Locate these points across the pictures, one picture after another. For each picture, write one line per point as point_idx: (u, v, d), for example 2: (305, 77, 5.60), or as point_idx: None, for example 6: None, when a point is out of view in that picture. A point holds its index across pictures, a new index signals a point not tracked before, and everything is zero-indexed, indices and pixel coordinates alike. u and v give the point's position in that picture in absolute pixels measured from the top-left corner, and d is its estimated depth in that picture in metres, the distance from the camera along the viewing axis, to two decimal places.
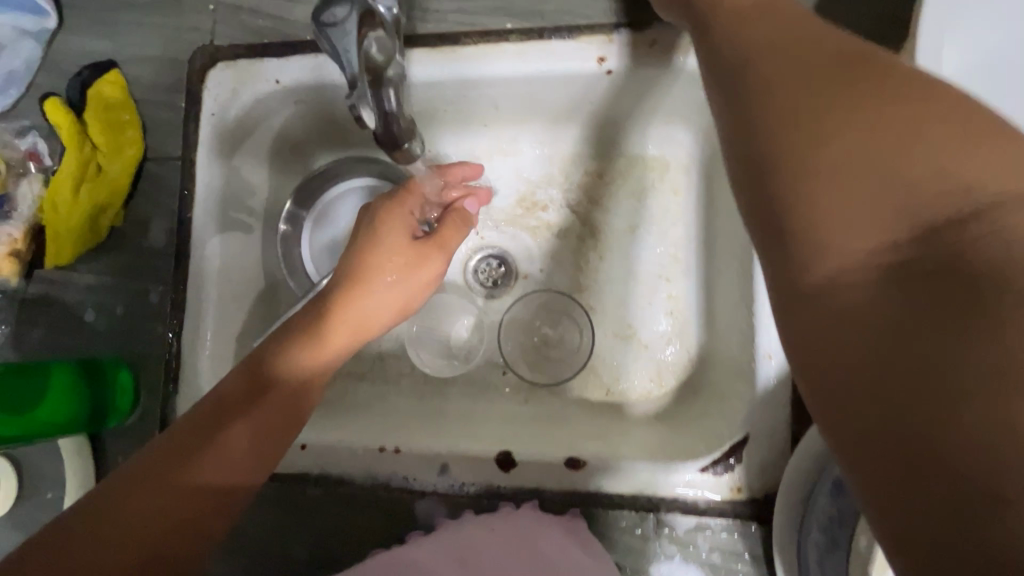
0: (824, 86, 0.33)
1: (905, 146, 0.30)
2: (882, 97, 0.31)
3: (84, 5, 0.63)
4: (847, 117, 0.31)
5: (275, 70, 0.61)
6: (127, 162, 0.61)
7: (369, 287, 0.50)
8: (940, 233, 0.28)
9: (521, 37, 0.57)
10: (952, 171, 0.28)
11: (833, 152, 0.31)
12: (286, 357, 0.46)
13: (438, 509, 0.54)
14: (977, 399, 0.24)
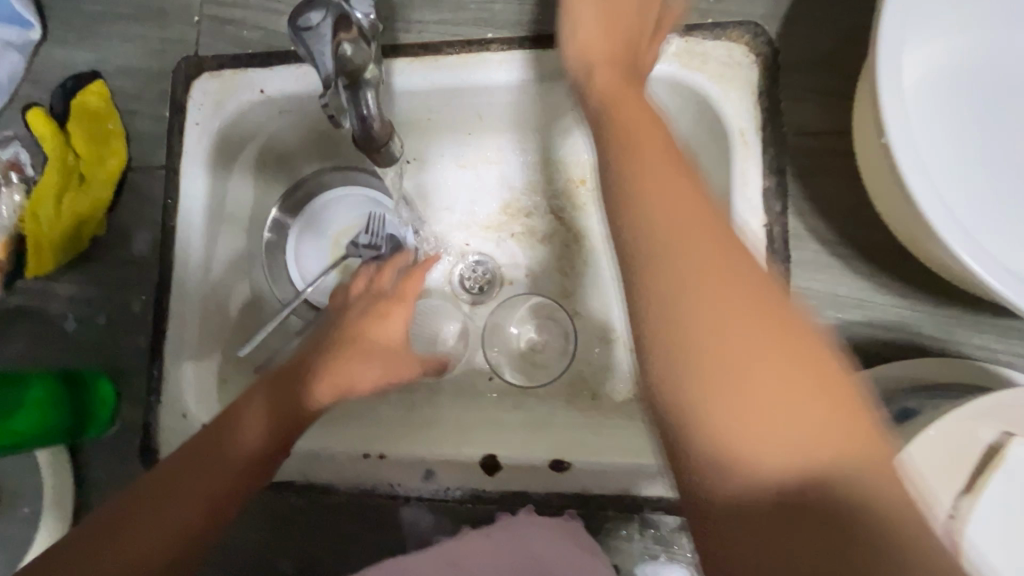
0: (700, 253, 0.29)
1: (781, 361, 0.27)
2: (748, 280, 0.29)
3: (69, 17, 0.64)
4: (719, 307, 0.28)
5: (259, 80, 0.61)
6: (110, 171, 0.61)
7: (362, 360, 0.48)
8: (827, 478, 0.25)
9: (501, 46, 0.58)
10: (831, 412, 0.26)
11: (702, 351, 0.27)
12: (308, 393, 0.46)
13: (426, 515, 0.55)
14: None
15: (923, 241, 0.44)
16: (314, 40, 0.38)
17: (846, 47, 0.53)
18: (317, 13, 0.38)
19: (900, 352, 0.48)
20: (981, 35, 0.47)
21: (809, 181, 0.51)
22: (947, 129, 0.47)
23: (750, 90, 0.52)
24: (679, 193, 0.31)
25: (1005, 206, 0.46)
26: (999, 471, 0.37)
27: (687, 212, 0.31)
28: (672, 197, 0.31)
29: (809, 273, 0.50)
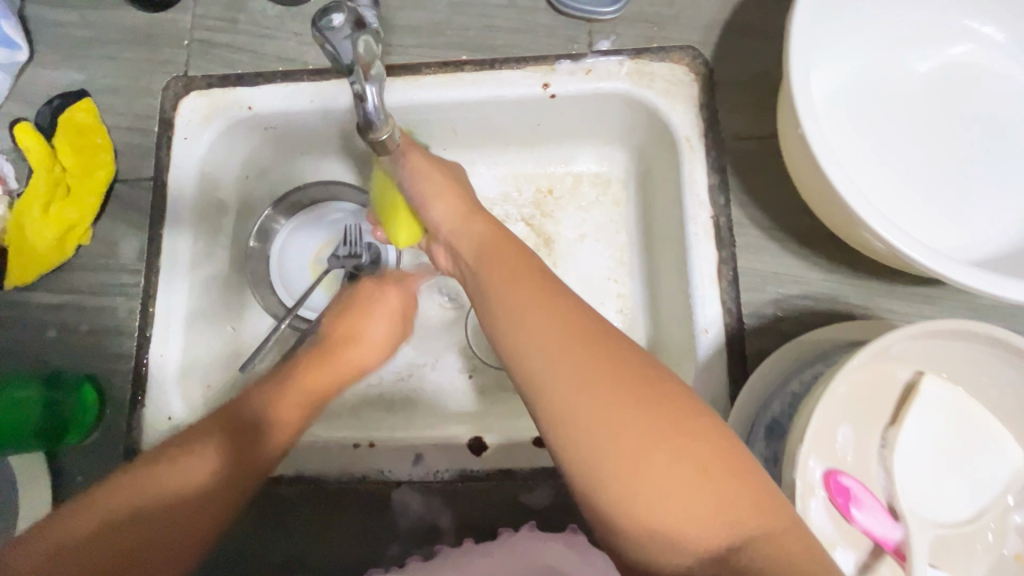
0: (582, 361, 0.39)
1: (668, 429, 0.36)
2: (628, 377, 0.38)
3: (58, 40, 0.67)
4: (609, 406, 0.37)
5: (247, 98, 0.66)
6: (96, 183, 0.62)
7: (323, 370, 0.56)
8: (733, 509, 0.34)
9: (474, 68, 0.64)
10: (714, 460, 0.35)
11: (607, 444, 0.36)
12: (272, 405, 0.51)
13: (413, 497, 0.55)
14: None
15: (841, 223, 0.52)
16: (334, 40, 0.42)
17: (772, 67, 0.61)
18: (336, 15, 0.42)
19: (834, 318, 0.55)
20: (877, 55, 0.56)
21: (746, 177, 0.59)
22: (857, 132, 0.55)
23: (692, 106, 0.61)
24: (558, 321, 0.41)
25: (911, 192, 0.54)
26: (915, 404, 0.44)
27: (571, 334, 0.41)
28: (556, 325, 0.41)
29: (751, 255, 0.57)
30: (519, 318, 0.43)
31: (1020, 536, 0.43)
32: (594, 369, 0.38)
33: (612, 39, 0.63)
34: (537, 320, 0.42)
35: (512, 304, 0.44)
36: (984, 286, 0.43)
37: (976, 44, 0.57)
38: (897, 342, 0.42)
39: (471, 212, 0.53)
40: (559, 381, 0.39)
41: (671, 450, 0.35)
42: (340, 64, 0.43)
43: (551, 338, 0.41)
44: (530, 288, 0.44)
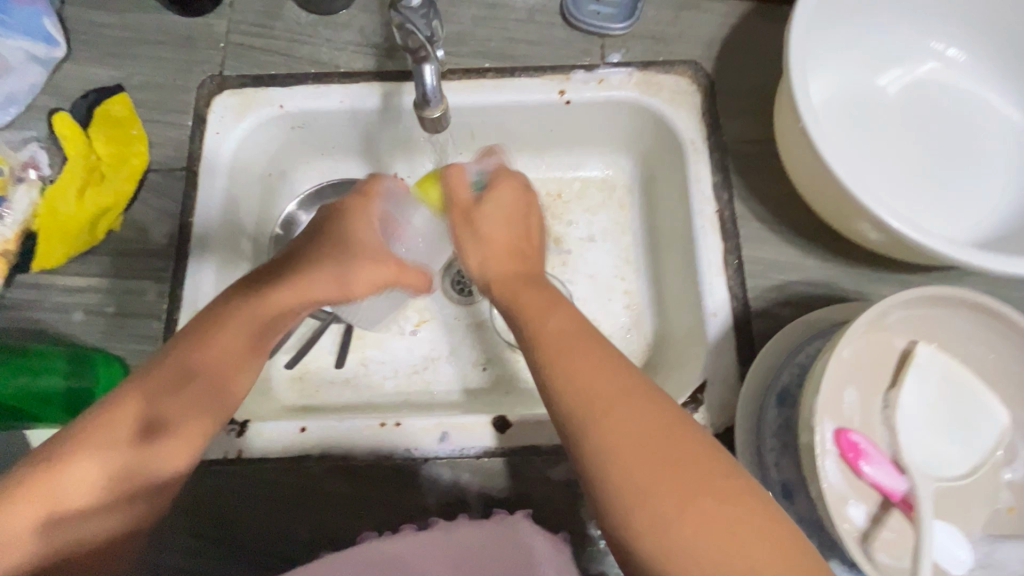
0: (595, 386, 0.42)
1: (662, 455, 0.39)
2: (665, 433, 0.40)
3: (96, 40, 0.70)
4: (643, 455, 0.39)
5: (279, 97, 0.69)
6: (132, 170, 0.65)
7: (233, 347, 0.51)
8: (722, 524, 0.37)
9: (495, 75, 0.70)
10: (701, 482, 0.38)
11: (641, 488, 0.38)
12: (171, 424, 0.47)
13: (442, 472, 0.57)
14: None
15: (836, 214, 0.57)
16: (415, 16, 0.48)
17: (767, 81, 0.68)
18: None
19: (831, 302, 0.60)
20: (858, 71, 0.63)
21: (747, 176, 0.65)
22: (845, 137, 0.62)
23: (696, 113, 0.68)
24: (600, 378, 0.43)
25: (894, 190, 0.60)
26: (911, 369, 0.48)
27: (602, 368, 0.43)
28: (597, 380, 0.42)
29: (755, 245, 0.62)
30: (562, 372, 0.44)
31: (1011, 491, 0.47)
32: (631, 423, 0.40)
33: (622, 52, 0.70)
34: (576, 375, 0.43)
35: (558, 358, 0.44)
36: (970, 259, 0.48)
37: (942, 64, 0.65)
38: (894, 310, 0.47)
39: (512, 258, 0.56)
40: (598, 431, 0.40)
41: (703, 498, 0.38)
42: (420, 36, 0.48)
43: (592, 396, 0.42)
44: (571, 345, 0.45)
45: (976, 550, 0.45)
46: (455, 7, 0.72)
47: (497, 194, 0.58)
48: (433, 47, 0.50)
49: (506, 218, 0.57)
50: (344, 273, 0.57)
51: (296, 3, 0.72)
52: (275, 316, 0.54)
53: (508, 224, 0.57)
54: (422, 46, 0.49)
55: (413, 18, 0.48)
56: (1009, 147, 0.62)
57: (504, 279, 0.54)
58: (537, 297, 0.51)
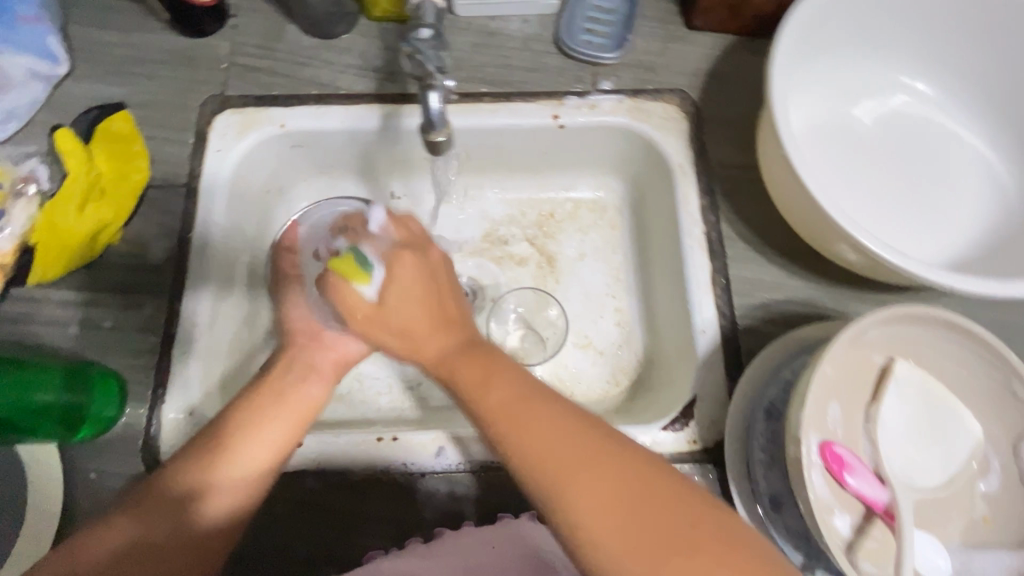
0: (523, 415, 0.47)
1: (574, 458, 0.44)
2: (665, 505, 0.42)
3: (99, 59, 0.71)
4: (588, 481, 0.43)
5: (280, 116, 0.71)
6: (133, 186, 0.66)
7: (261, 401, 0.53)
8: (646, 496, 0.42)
9: (492, 99, 0.72)
10: (614, 475, 0.43)
11: (589, 507, 0.42)
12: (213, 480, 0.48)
13: (440, 487, 0.58)
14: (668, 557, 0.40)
15: (818, 236, 0.60)
16: (426, 44, 0.51)
17: (750, 109, 0.72)
18: (426, 27, 0.52)
19: (814, 319, 0.63)
20: (835, 103, 0.67)
21: (732, 199, 0.68)
22: (824, 164, 0.65)
23: (683, 138, 0.71)
24: (596, 468, 0.43)
25: (871, 215, 0.64)
26: (891, 384, 0.51)
27: (516, 397, 0.48)
28: (573, 452, 0.44)
29: (740, 264, 0.65)
30: (562, 476, 0.43)
31: (986, 501, 0.49)
32: (610, 492, 0.42)
33: (612, 80, 0.73)
34: (575, 471, 0.43)
35: (482, 395, 0.49)
36: (944, 280, 0.51)
37: (912, 97, 0.69)
38: (874, 326, 0.49)
39: (445, 351, 0.53)
40: (531, 452, 0.45)
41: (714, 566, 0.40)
42: (429, 63, 0.51)
43: (593, 493, 0.42)
44: (528, 416, 0.46)
45: (954, 558, 0.47)
46: (453, 33, 0.75)
47: (394, 275, 0.54)
48: (443, 78, 0.53)
49: (418, 303, 0.53)
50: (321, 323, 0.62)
51: (299, 28, 0.74)
52: (301, 400, 0.55)
53: (421, 302, 0.53)
54: (430, 73, 0.52)
55: (423, 47, 0.51)
56: (974, 175, 0.66)
57: (440, 364, 0.53)
58: (477, 358, 0.52)
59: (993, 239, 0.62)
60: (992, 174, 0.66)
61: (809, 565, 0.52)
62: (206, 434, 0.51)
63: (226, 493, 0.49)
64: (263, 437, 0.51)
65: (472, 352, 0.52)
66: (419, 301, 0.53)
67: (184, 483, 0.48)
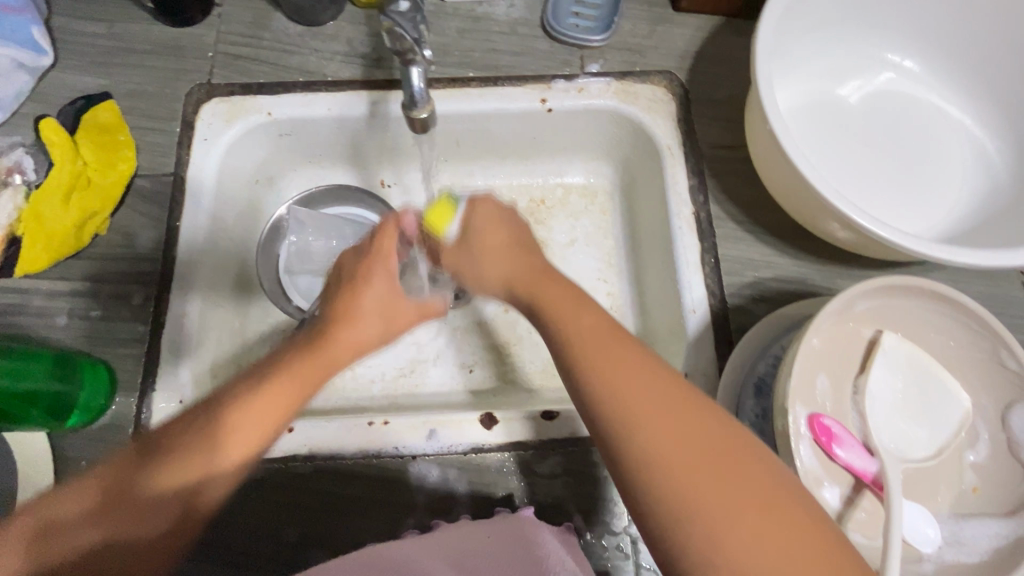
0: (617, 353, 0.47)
1: (652, 392, 0.44)
2: (724, 445, 0.41)
3: (84, 49, 0.71)
4: (662, 415, 0.42)
5: (267, 104, 0.70)
6: (120, 176, 0.66)
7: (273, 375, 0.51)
8: (710, 435, 0.41)
9: (480, 84, 0.72)
10: (680, 408, 0.43)
11: (664, 442, 0.41)
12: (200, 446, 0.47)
13: (432, 469, 0.58)
14: (725, 493, 0.39)
15: (808, 214, 0.60)
16: (406, 19, 0.50)
17: (737, 90, 0.72)
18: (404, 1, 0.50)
19: (803, 297, 0.63)
20: (821, 82, 0.67)
21: (721, 179, 0.68)
22: (812, 144, 0.65)
23: (672, 120, 0.71)
24: (669, 407, 0.43)
25: (859, 192, 0.64)
26: (879, 357, 0.51)
27: (606, 331, 0.49)
28: (650, 391, 0.44)
29: (729, 244, 0.65)
30: (641, 421, 0.42)
31: (975, 471, 0.50)
32: (682, 425, 0.42)
33: (600, 63, 0.73)
34: (652, 419, 0.42)
35: (565, 327, 0.50)
36: (932, 253, 0.51)
37: (899, 74, 0.69)
38: (861, 299, 0.49)
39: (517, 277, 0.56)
40: (618, 385, 0.44)
41: (773, 529, 0.38)
42: (410, 39, 0.50)
43: (666, 425, 0.42)
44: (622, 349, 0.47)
45: (943, 529, 0.48)
46: (440, 19, 0.74)
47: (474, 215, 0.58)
48: (420, 48, 0.51)
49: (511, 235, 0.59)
50: (406, 301, 0.60)
51: (285, 16, 0.73)
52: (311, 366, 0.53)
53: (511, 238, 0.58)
54: (410, 48, 0.51)
55: (403, 22, 0.50)
56: (963, 151, 0.66)
57: (524, 287, 0.55)
58: (562, 286, 0.54)
59: (982, 213, 0.62)
60: (982, 150, 0.66)
61: None
62: (198, 415, 0.48)
63: (226, 463, 0.47)
64: (258, 416, 0.49)
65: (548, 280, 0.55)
66: (508, 234, 0.59)
67: (174, 468, 0.46)
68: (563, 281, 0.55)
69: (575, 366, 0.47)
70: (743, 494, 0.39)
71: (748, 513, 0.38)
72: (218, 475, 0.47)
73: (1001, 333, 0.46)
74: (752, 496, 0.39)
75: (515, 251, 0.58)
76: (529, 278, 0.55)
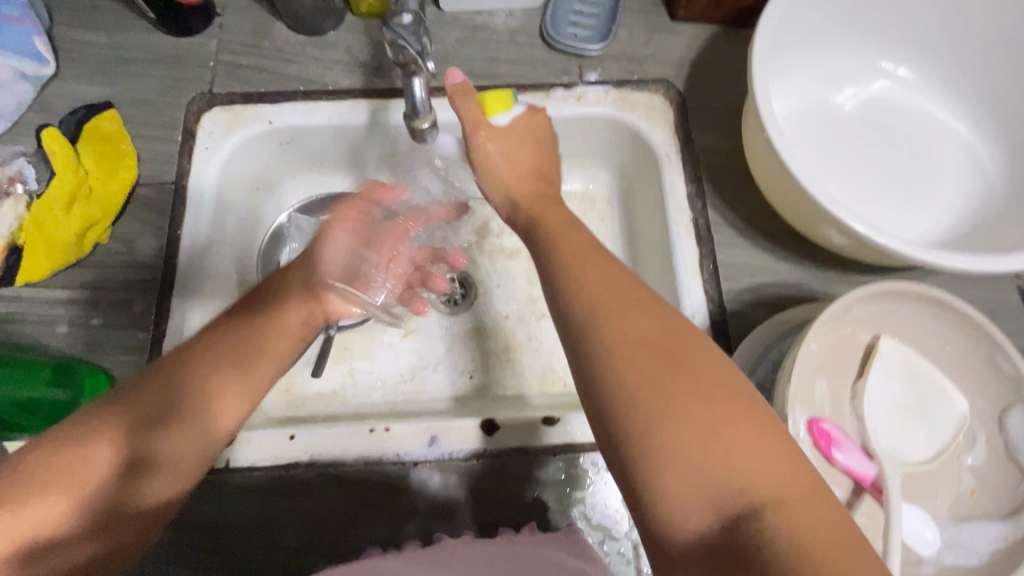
0: (591, 272, 0.45)
1: (619, 309, 0.42)
2: (694, 361, 0.39)
3: (85, 59, 0.71)
4: (630, 333, 0.40)
5: (268, 113, 0.71)
6: (121, 184, 0.66)
7: (249, 336, 0.53)
8: (676, 352, 0.39)
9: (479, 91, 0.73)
10: (646, 324, 0.41)
11: (631, 358, 0.39)
12: (190, 416, 0.48)
13: (433, 476, 0.58)
14: (693, 407, 0.37)
15: (805, 220, 0.60)
16: (410, 33, 0.51)
17: (734, 99, 0.73)
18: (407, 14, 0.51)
19: (800, 302, 0.64)
20: (817, 89, 0.68)
21: (718, 185, 0.69)
22: (807, 150, 0.66)
23: (669, 127, 0.71)
24: (638, 326, 0.41)
25: (854, 197, 0.64)
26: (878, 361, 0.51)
27: (587, 251, 0.48)
28: (621, 311, 0.42)
29: (727, 250, 0.66)
30: (607, 337, 0.41)
31: (973, 475, 0.50)
32: (649, 343, 0.40)
33: (598, 71, 0.74)
34: (616, 336, 0.40)
35: (550, 251, 0.49)
36: (930, 259, 0.52)
37: (893, 82, 0.70)
38: (860, 304, 0.50)
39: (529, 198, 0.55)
40: (589, 306, 0.43)
41: (742, 440, 0.36)
42: (414, 52, 0.51)
43: (633, 341, 0.40)
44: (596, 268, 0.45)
45: (942, 532, 0.48)
46: (440, 28, 0.75)
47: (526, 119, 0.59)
48: (423, 60, 0.52)
49: (533, 153, 0.58)
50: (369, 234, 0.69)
51: (286, 26, 0.74)
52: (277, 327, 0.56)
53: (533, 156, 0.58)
54: (412, 60, 0.52)
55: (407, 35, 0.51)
56: (957, 157, 0.67)
57: (530, 209, 0.54)
58: (556, 211, 0.53)
59: (976, 219, 0.63)
60: (976, 156, 0.67)
61: None
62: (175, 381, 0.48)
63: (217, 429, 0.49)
64: (248, 383, 0.51)
65: (545, 209, 0.54)
66: (535, 154, 0.58)
67: (163, 442, 0.46)
68: (558, 208, 0.54)
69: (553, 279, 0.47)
70: (711, 408, 0.37)
71: (718, 428, 0.36)
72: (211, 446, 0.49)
73: (998, 339, 0.47)
74: (718, 409, 0.37)
75: (537, 166, 0.58)
76: (529, 201, 0.55)
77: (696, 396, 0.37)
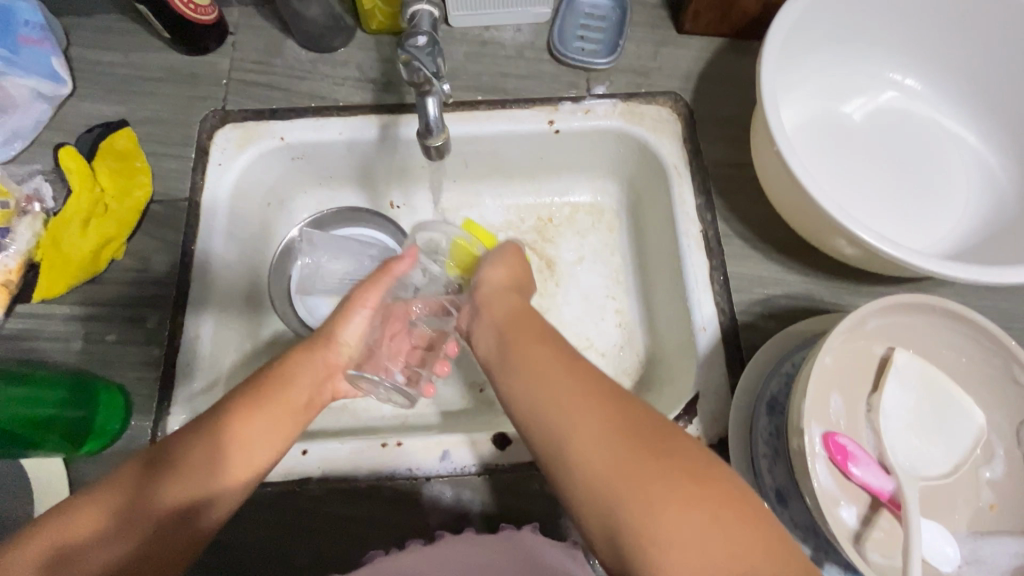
0: (556, 374, 0.48)
1: (588, 407, 0.45)
2: (666, 448, 0.43)
3: (101, 77, 0.72)
4: (603, 431, 0.44)
5: (280, 130, 0.72)
6: (136, 202, 0.67)
7: (261, 400, 0.53)
8: (649, 442, 0.43)
9: (487, 106, 0.73)
10: (612, 420, 0.44)
11: (604, 455, 0.43)
12: (204, 474, 0.48)
13: (445, 490, 0.58)
14: (673, 499, 0.40)
15: (815, 232, 0.60)
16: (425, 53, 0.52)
17: (741, 110, 0.73)
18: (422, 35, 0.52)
19: (812, 313, 0.63)
20: (824, 101, 0.68)
21: (727, 197, 0.69)
22: (815, 162, 0.66)
23: (677, 140, 0.72)
24: (608, 423, 0.44)
25: (864, 209, 0.64)
26: (892, 373, 0.51)
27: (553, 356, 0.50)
28: (587, 412, 0.45)
29: (737, 261, 0.66)
30: (579, 438, 0.44)
31: (992, 489, 0.49)
32: (619, 439, 0.43)
33: (606, 84, 0.74)
34: (584, 441, 0.44)
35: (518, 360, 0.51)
36: (944, 271, 0.51)
37: (901, 93, 0.70)
38: (873, 316, 0.50)
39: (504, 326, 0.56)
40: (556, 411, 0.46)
41: (727, 526, 0.39)
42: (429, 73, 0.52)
43: (602, 440, 0.43)
44: (563, 370, 0.48)
45: (962, 547, 0.47)
46: (449, 44, 0.76)
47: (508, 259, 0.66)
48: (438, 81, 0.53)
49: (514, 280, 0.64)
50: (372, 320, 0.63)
51: (297, 43, 0.75)
52: (287, 394, 0.55)
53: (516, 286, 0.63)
54: (427, 81, 0.53)
55: (423, 56, 0.52)
56: (966, 167, 0.67)
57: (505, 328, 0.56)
58: (533, 321, 0.56)
59: (988, 229, 0.62)
60: (985, 166, 0.67)
61: (817, 558, 0.52)
62: (188, 441, 0.49)
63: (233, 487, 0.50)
64: (268, 437, 0.52)
65: (521, 319, 0.56)
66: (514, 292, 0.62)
67: (177, 496, 0.47)
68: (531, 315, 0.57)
69: (518, 398, 0.49)
70: (692, 497, 0.40)
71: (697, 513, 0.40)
72: (225, 503, 0.49)
73: (1013, 350, 0.47)
74: (698, 496, 0.40)
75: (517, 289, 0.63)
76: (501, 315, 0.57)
77: (673, 485, 0.41)
